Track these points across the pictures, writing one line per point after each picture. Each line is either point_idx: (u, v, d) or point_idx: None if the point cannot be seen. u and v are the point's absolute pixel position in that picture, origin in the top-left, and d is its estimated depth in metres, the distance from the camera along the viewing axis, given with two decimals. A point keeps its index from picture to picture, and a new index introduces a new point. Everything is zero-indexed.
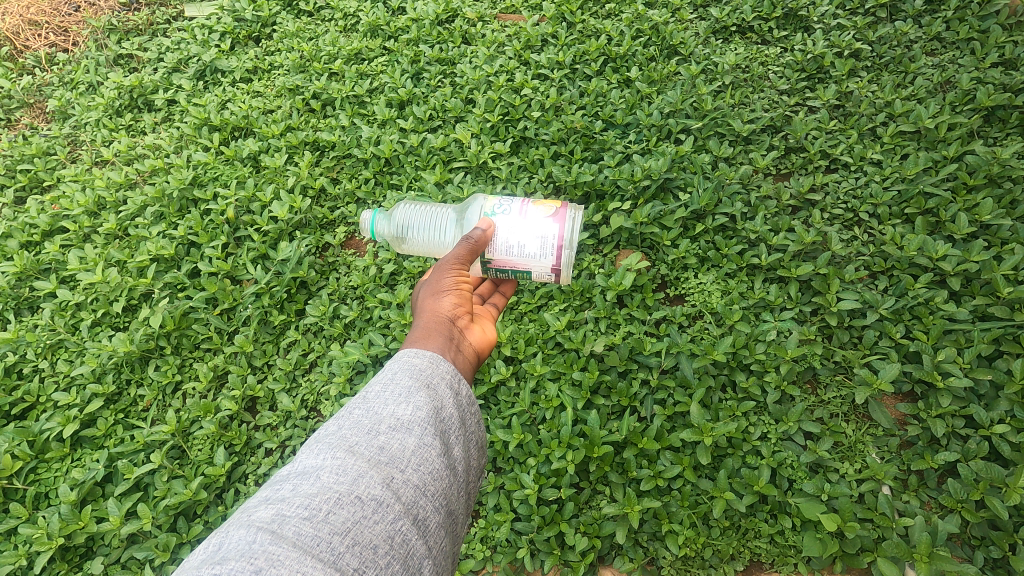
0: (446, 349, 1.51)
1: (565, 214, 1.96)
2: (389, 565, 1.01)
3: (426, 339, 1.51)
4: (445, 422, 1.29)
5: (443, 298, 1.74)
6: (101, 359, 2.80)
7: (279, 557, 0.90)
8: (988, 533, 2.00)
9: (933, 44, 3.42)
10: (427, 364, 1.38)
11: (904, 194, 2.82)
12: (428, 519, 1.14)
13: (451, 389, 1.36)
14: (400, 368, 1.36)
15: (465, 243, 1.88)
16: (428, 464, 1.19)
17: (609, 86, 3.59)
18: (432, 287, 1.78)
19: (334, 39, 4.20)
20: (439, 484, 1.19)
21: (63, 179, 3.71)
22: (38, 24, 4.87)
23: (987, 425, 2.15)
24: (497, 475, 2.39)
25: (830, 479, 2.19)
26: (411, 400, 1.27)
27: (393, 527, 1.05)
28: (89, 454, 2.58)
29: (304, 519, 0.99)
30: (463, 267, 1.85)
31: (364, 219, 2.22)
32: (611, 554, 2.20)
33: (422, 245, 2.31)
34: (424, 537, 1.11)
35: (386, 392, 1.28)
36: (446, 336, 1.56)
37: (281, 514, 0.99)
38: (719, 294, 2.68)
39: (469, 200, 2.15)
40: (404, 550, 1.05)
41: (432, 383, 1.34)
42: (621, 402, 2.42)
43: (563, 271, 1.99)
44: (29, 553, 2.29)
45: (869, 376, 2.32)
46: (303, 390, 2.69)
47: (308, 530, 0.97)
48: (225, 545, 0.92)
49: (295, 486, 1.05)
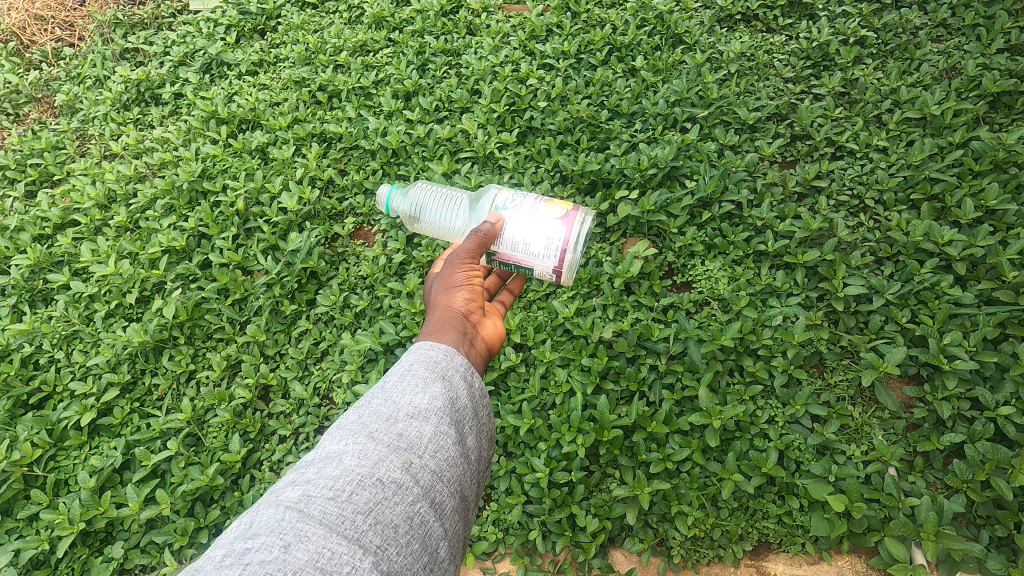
0: (460, 343, 1.53)
1: (575, 218, 1.96)
2: (410, 545, 1.05)
3: (440, 334, 1.53)
4: (460, 411, 1.32)
5: (456, 294, 1.76)
6: (115, 349, 2.85)
7: (306, 534, 0.95)
8: (994, 513, 2.03)
9: (939, 31, 3.42)
10: (442, 357, 1.41)
11: (909, 180, 2.84)
12: (445, 502, 1.17)
13: (465, 381, 1.39)
14: (415, 360, 1.38)
15: (476, 236, 1.89)
16: (444, 452, 1.22)
17: (614, 75, 3.59)
18: (444, 283, 1.80)
19: (339, 31, 4.22)
20: (454, 470, 1.22)
21: (73, 173, 3.75)
22: (44, 19, 4.90)
23: (993, 407, 2.18)
24: (508, 460, 2.42)
25: (837, 461, 2.22)
26: (428, 390, 1.29)
27: (412, 508, 1.09)
28: (107, 442, 2.61)
29: (328, 499, 1.02)
30: (474, 261, 1.87)
31: (381, 193, 2.28)
32: (621, 536, 2.24)
33: (434, 228, 2.35)
34: (441, 520, 1.15)
35: (403, 383, 1.31)
36: (460, 331, 1.59)
37: (307, 494, 1.02)
38: (726, 281, 2.71)
39: (482, 190, 2.16)
40: (423, 530, 1.09)
41: (447, 375, 1.36)
42: (630, 387, 2.45)
43: (564, 274, 1.99)
44: (51, 537, 2.34)
45: (875, 360, 2.35)
46: (315, 377, 2.73)
47: (333, 510, 1.01)
48: (255, 522, 0.97)
49: (319, 469, 1.09)
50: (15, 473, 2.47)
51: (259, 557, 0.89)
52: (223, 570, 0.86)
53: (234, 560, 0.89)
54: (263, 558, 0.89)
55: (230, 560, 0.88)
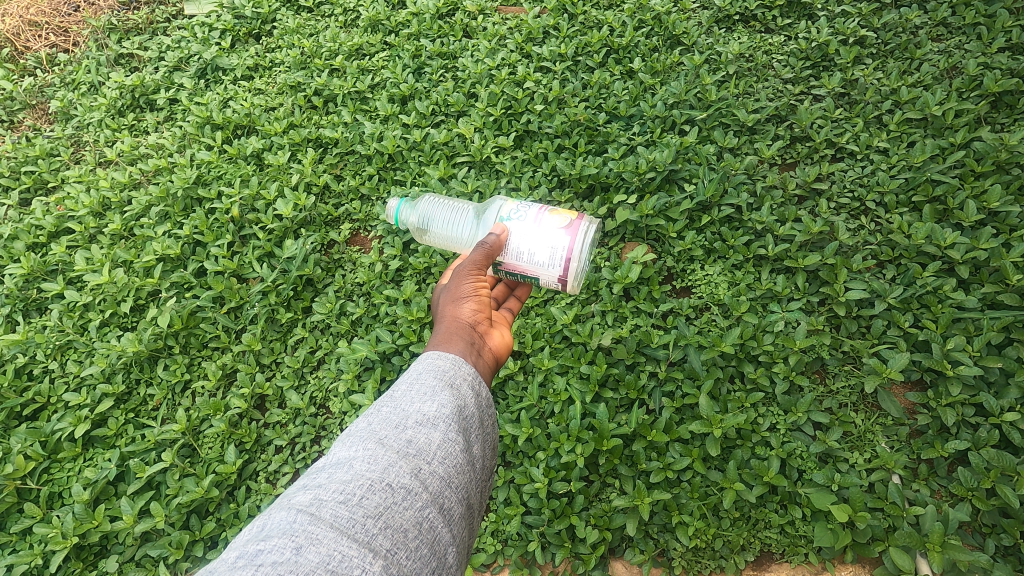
0: (468, 353, 1.50)
1: (580, 227, 1.93)
2: (419, 550, 1.02)
3: (448, 344, 1.50)
4: (468, 419, 1.29)
5: (463, 305, 1.73)
6: (110, 359, 2.81)
7: (318, 536, 0.92)
8: (999, 521, 2.00)
9: (939, 30, 3.38)
10: (450, 366, 1.38)
11: (911, 181, 2.80)
12: (453, 508, 1.14)
13: (473, 389, 1.36)
14: (423, 368, 1.35)
15: (482, 247, 1.86)
16: (453, 458, 1.19)
17: (612, 77, 3.57)
18: (452, 294, 1.77)
19: (335, 35, 4.19)
20: (462, 477, 1.19)
21: (68, 180, 3.72)
22: (38, 25, 4.86)
23: (997, 413, 2.14)
24: (507, 469, 2.39)
25: (840, 469, 2.19)
26: (436, 398, 1.26)
27: (422, 513, 1.06)
28: (101, 453, 2.58)
29: (340, 502, 0.99)
30: (481, 272, 1.84)
31: (388, 204, 2.28)
32: (621, 546, 2.22)
33: (443, 238, 2.32)
34: (449, 525, 1.12)
35: (412, 390, 1.28)
36: (467, 341, 1.56)
37: (319, 498, 0.99)
38: (725, 286, 2.67)
39: (490, 200, 2.13)
40: (432, 536, 1.06)
41: (455, 383, 1.33)
42: (629, 395, 2.42)
43: (570, 283, 1.95)
44: (44, 552, 2.31)
45: (879, 366, 2.31)
46: (312, 387, 2.71)
47: (344, 513, 0.98)
48: (267, 525, 0.94)
49: (330, 473, 1.06)
50: (9, 487, 2.44)
51: (271, 558, 0.87)
52: (236, 572, 0.84)
53: (247, 561, 0.86)
54: (276, 559, 0.87)
55: (243, 561, 0.86)
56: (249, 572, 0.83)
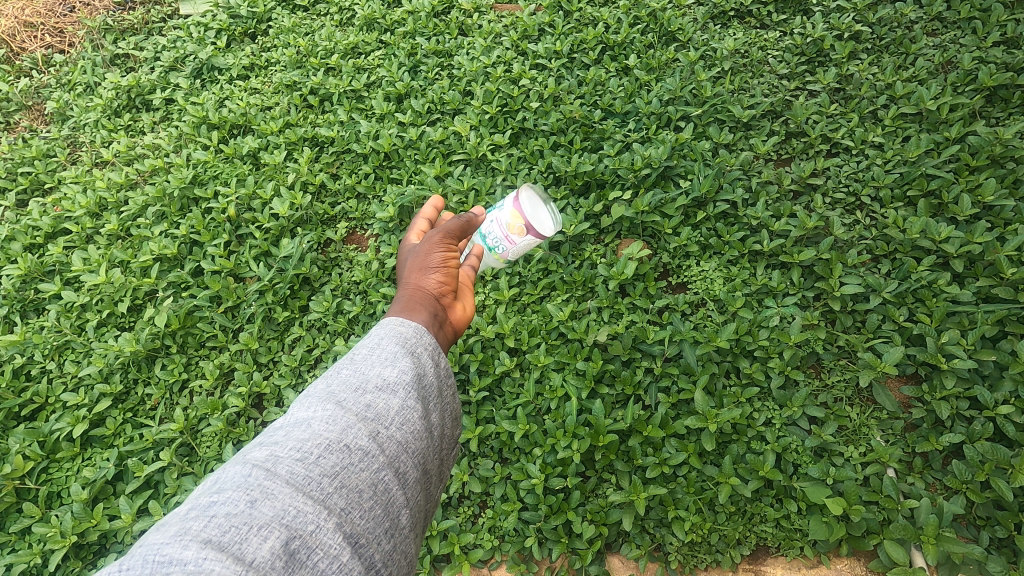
0: (430, 324, 1.45)
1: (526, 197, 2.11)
2: (374, 510, 0.98)
3: (410, 311, 1.45)
4: (426, 388, 1.24)
5: (429, 274, 1.63)
6: (107, 359, 2.81)
7: (273, 490, 0.88)
8: (994, 513, 2.01)
9: (934, 24, 3.39)
10: (413, 334, 1.31)
11: (906, 176, 2.81)
12: (409, 474, 1.10)
13: (433, 359, 1.30)
14: (385, 334, 1.28)
15: (457, 224, 1.80)
16: (411, 424, 1.13)
17: (607, 74, 3.58)
18: (419, 262, 1.67)
19: (331, 34, 4.20)
20: (419, 443, 1.15)
21: (64, 181, 3.72)
22: (33, 26, 4.85)
23: (991, 406, 2.15)
24: (504, 466, 2.40)
25: (835, 463, 2.20)
26: (397, 364, 1.20)
27: (378, 476, 1.02)
28: (100, 453, 2.59)
29: (296, 459, 0.95)
30: (452, 246, 1.75)
31: None
32: (618, 541, 2.22)
33: None
34: (405, 489, 1.08)
35: (371, 355, 1.21)
36: (430, 311, 1.50)
37: (275, 454, 0.95)
38: (721, 281, 2.68)
39: None
40: (387, 499, 1.02)
41: (416, 352, 1.27)
42: (625, 391, 2.43)
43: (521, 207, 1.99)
44: (43, 551, 2.31)
45: (873, 360, 2.34)
46: (309, 385, 2.71)
47: (301, 470, 0.93)
48: (220, 479, 0.89)
49: (287, 432, 1.00)
50: (8, 486, 2.44)
51: (224, 510, 0.83)
52: (187, 523, 0.80)
53: (198, 513, 0.82)
54: (229, 511, 0.83)
55: (194, 514, 0.81)
56: (200, 525, 0.79)
